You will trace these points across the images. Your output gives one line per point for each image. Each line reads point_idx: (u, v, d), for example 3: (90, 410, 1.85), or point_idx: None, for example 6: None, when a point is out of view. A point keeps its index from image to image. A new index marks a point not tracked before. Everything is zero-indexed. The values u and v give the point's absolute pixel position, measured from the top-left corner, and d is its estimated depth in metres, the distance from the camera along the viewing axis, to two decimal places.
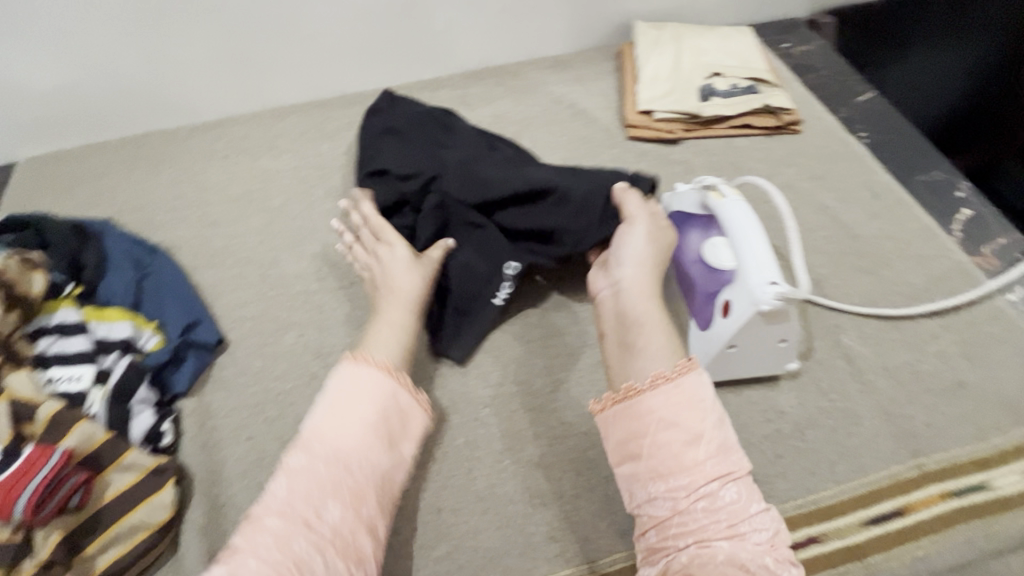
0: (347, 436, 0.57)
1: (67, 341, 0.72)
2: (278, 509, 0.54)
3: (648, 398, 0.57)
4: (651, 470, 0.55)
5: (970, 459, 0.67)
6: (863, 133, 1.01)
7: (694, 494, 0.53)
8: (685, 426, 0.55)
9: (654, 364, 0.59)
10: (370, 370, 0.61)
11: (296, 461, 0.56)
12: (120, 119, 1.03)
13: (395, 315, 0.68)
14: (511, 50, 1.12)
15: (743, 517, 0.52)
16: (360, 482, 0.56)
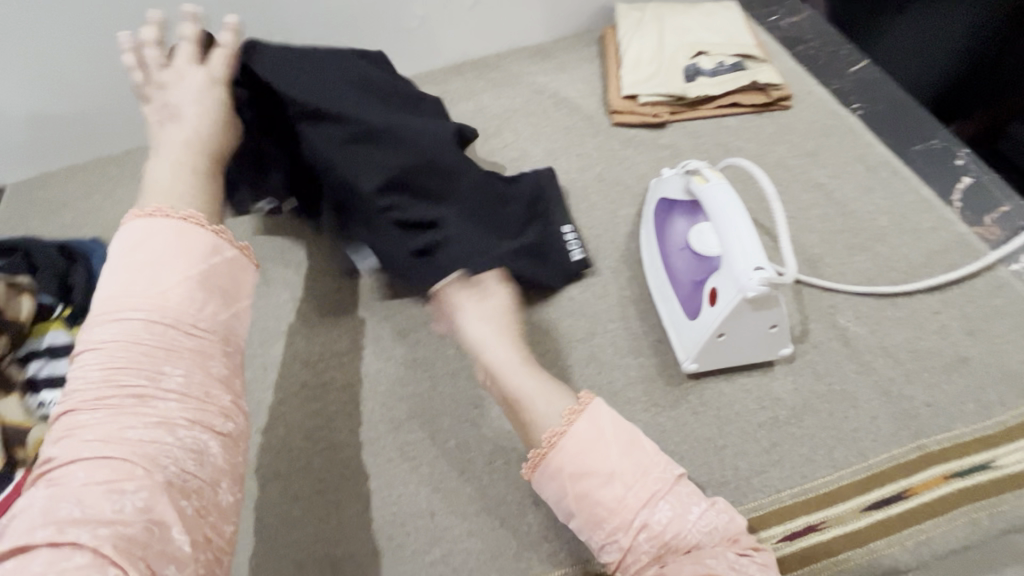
0: (160, 290, 0.52)
1: (59, 363, 0.72)
2: (93, 403, 0.47)
3: (553, 456, 0.53)
4: (587, 519, 0.51)
5: (974, 438, 0.65)
6: (856, 104, 0.98)
7: (631, 529, 0.48)
8: (602, 468, 0.51)
9: (549, 421, 0.56)
10: (165, 222, 0.56)
11: (109, 333, 0.50)
12: (103, 137, 1.03)
13: (217, 207, 0.63)
14: (490, 40, 1.09)
15: (686, 530, 0.48)
16: (193, 342, 0.52)
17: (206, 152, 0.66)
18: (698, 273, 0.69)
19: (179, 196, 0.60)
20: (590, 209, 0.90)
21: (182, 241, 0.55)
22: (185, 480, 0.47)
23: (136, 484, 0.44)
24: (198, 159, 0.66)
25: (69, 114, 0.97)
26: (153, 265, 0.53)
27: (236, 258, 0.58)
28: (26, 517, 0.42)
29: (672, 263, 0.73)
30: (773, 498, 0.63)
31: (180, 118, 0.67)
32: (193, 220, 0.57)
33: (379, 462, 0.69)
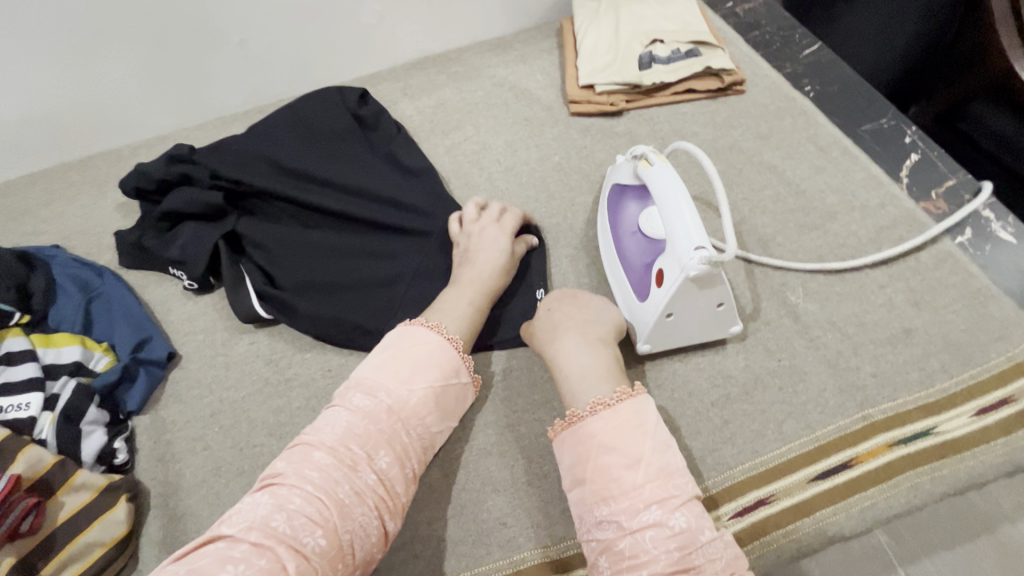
0: (411, 389, 0.60)
1: (16, 368, 0.72)
2: (330, 443, 0.54)
3: (591, 424, 0.57)
4: (596, 493, 0.54)
5: (918, 406, 0.67)
6: (809, 87, 0.99)
7: (638, 522, 0.51)
8: (630, 452, 0.54)
9: (589, 394, 0.61)
10: (437, 336, 0.64)
11: (359, 404, 0.57)
12: (59, 145, 1.02)
13: (472, 285, 0.72)
14: (448, 36, 1.10)
15: (693, 545, 0.50)
16: (408, 446, 0.58)
17: (490, 293, 0.73)
18: (648, 256, 0.71)
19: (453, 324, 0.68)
20: (549, 198, 0.91)
21: (440, 352, 0.63)
22: (349, 553, 0.50)
23: (325, 528, 0.49)
24: (477, 295, 0.71)
25: (24, 122, 0.96)
26: (416, 363, 0.61)
27: (468, 384, 0.65)
28: (245, 513, 0.49)
29: (624, 246, 0.74)
30: (724, 475, 0.64)
31: (474, 260, 0.74)
32: (466, 359, 0.66)
33: None
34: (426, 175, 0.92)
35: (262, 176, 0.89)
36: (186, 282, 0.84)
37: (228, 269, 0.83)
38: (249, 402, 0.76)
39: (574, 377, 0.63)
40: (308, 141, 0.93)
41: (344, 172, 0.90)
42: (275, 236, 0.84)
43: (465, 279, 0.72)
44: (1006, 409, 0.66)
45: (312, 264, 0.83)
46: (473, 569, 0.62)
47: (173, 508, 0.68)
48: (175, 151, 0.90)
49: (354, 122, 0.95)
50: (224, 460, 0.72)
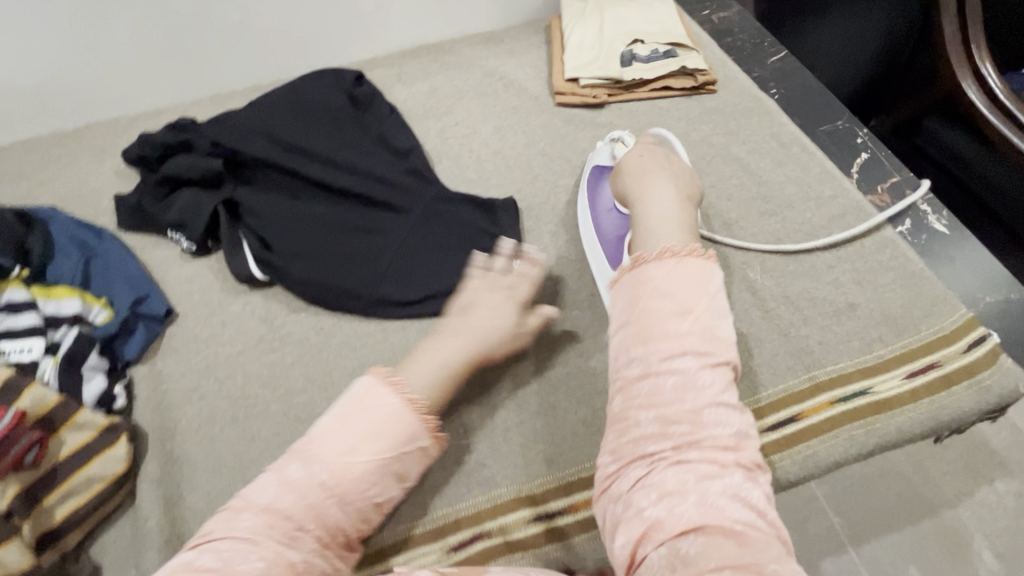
0: (354, 458, 0.57)
1: (19, 318, 0.75)
2: (262, 505, 0.55)
3: (653, 271, 0.57)
4: (636, 335, 0.55)
5: (857, 369, 0.75)
6: (774, 90, 1.08)
7: (671, 366, 0.53)
8: (685, 307, 0.55)
9: (664, 240, 0.61)
10: (398, 400, 0.61)
11: (295, 472, 0.57)
12: (57, 113, 1.05)
13: (457, 343, 0.69)
14: (442, 28, 1.16)
15: (710, 412, 0.51)
16: (345, 514, 0.58)
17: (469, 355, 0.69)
18: (621, 229, 0.77)
19: (419, 381, 0.65)
20: (533, 180, 0.98)
21: (389, 416, 0.60)
22: None
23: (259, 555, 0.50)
24: (456, 356, 0.68)
25: (26, 87, 0.99)
26: (368, 432, 0.59)
27: (425, 450, 0.62)
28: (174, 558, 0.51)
29: (602, 220, 0.81)
30: None
31: (473, 312, 0.71)
32: (429, 426, 0.62)
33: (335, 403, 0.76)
34: (415, 154, 0.97)
35: (260, 147, 0.93)
36: (184, 244, 0.88)
37: (228, 236, 0.87)
38: (244, 356, 0.80)
39: (653, 209, 0.66)
40: (304, 117, 0.97)
41: (339, 149, 0.95)
42: (269, 204, 0.89)
43: (452, 334, 0.69)
44: (933, 373, 0.74)
45: (304, 231, 0.87)
46: (455, 505, 0.68)
47: (170, 450, 0.72)
48: (176, 122, 0.94)
49: (350, 102, 1.00)
50: (219, 408, 0.75)
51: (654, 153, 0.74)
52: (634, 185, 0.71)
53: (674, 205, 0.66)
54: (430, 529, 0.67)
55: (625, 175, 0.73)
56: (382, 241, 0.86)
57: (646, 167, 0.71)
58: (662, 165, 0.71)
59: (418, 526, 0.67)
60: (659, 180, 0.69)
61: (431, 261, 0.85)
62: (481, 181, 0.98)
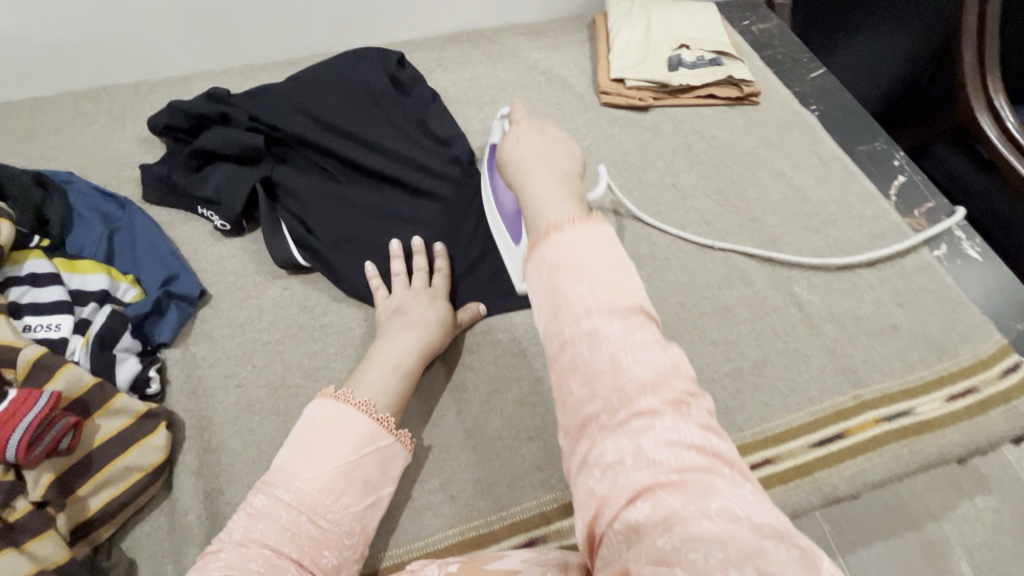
0: (315, 472, 0.56)
1: (43, 291, 0.70)
2: (236, 541, 0.53)
3: (544, 245, 0.42)
4: (547, 310, 0.40)
5: (900, 389, 0.76)
6: (814, 107, 1.10)
7: (580, 339, 0.38)
8: (581, 269, 0.40)
9: (547, 212, 0.44)
10: (346, 406, 0.61)
11: (259, 503, 0.55)
12: (73, 71, 0.98)
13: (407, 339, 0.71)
14: (485, 15, 1.14)
15: (630, 354, 0.37)
16: (323, 530, 0.56)
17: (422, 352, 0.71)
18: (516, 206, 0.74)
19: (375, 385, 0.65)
20: None
21: (346, 425, 0.59)
22: None
23: None
24: (407, 355, 0.70)
25: (43, 40, 0.92)
26: (322, 442, 0.58)
27: (387, 450, 0.61)
28: None
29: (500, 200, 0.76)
30: (736, 435, 0.72)
31: (409, 314, 0.73)
32: (386, 424, 0.62)
33: None
34: (459, 143, 0.94)
35: (299, 124, 0.89)
36: (217, 223, 0.83)
37: (265, 216, 0.83)
38: (282, 344, 0.76)
39: (542, 191, 0.46)
40: (345, 95, 0.93)
41: (382, 132, 0.92)
42: (309, 186, 0.85)
43: (399, 334, 0.71)
44: (972, 397, 0.76)
45: (346, 217, 0.83)
46: (509, 509, 0.66)
47: (208, 440, 0.68)
48: (212, 92, 0.90)
49: (394, 84, 0.96)
50: (259, 398, 0.72)
51: (535, 133, 0.51)
52: (520, 176, 0.48)
53: (554, 175, 0.47)
54: (483, 533, 0.65)
55: (507, 164, 0.50)
56: (426, 231, 0.83)
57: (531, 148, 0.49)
58: (547, 139, 0.50)
59: (471, 530, 0.65)
60: (540, 158, 0.49)
61: (480, 256, 0.82)
62: None
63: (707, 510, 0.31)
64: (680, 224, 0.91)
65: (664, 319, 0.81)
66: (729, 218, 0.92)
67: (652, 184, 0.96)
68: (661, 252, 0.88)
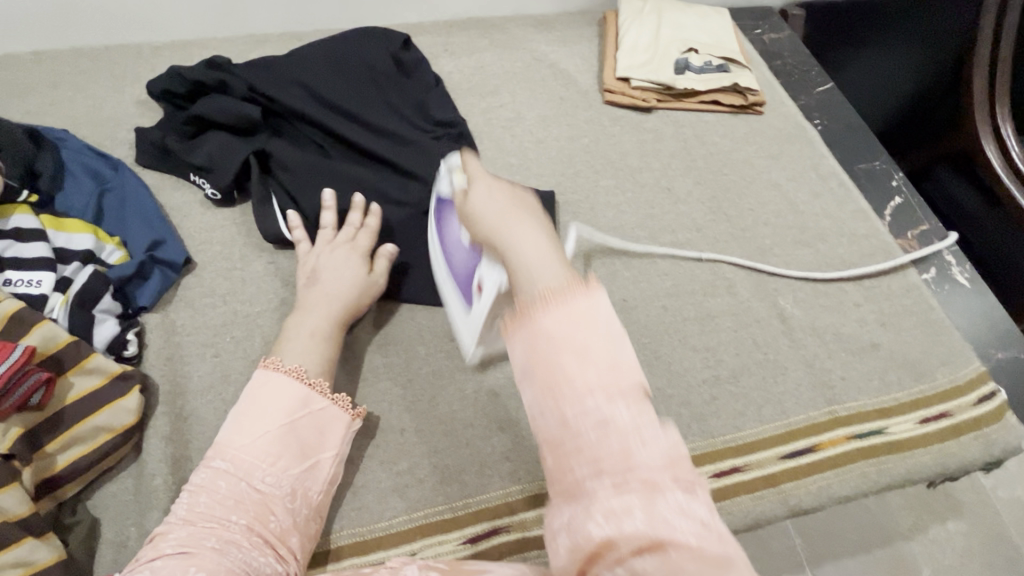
0: (250, 439, 0.59)
1: (26, 246, 0.70)
2: (182, 518, 0.55)
3: (540, 315, 0.40)
4: (545, 389, 0.39)
5: (875, 409, 0.76)
6: (818, 121, 1.09)
7: (583, 418, 0.38)
8: (582, 347, 0.39)
9: (538, 278, 0.43)
10: (275, 374, 0.64)
11: (199, 478, 0.57)
12: (76, 27, 0.97)
13: (326, 307, 0.72)
14: (495, 4, 1.13)
15: (643, 445, 0.37)
16: (266, 494, 0.58)
17: (341, 314, 0.72)
18: (466, 261, 0.67)
19: (299, 351, 0.67)
20: (574, 175, 0.95)
21: (280, 392, 0.62)
22: None
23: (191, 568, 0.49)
24: (324, 320, 0.71)
25: None
26: (258, 410, 0.61)
27: (323, 413, 0.64)
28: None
29: (453, 256, 0.70)
30: (706, 441, 0.72)
31: (323, 278, 0.74)
32: (317, 387, 0.65)
33: (355, 377, 0.73)
34: (457, 128, 0.94)
35: (297, 98, 0.89)
36: (208, 191, 0.83)
37: (256, 188, 0.82)
38: (262, 317, 0.76)
39: (527, 251, 0.46)
40: (346, 72, 0.92)
41: (380, 112, 0.91)
42: (299, 160, 0.84)
43: (316, 300, 0.72)
44: (945, 420, 0.76)
45: (335, 195, 0.83)
46: (474, 497, 0.67)
47: (180, 408, 0.68)
48: (213, 59, 0.89)
49: (397, 64, 0.96)
50: (234, 370, 0.72)
51: (501, 189, 0.54)
52: (485, 226, 0.51)
53: (531, 225, 0.50)
54: (446, 518, 0.65)
55: (474, 220, 0.53)
56: (414, 215, 0.83)
57: (497, 208, 0.52)
58: (513, 203, 0.52)
59: (433, 515, 0.65)
60: (512, 210, 0.51)
61: None
62: (522, 167, 0.96)
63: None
64: (670, 229, 0.91)
65: (646, 320, 0.81)
66: (721, 226, 0.92)
67: (647, 186, 0.96)
68: (649, 256, 0.88)
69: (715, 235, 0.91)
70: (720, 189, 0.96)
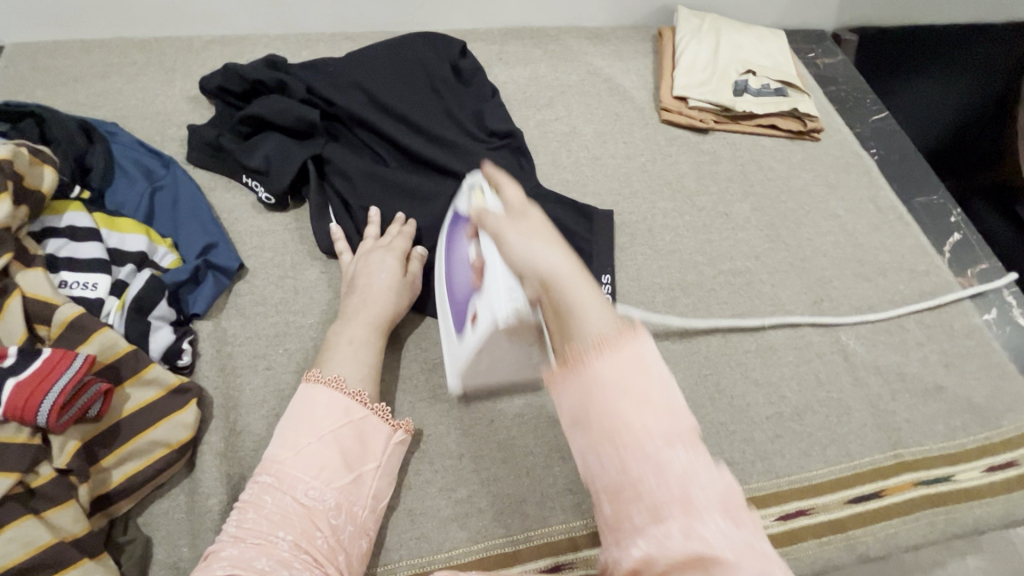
0: (294, 452, 0.56)
1: (80, 246, 0.67)
2: (233, 537, 0.52)
3: (593, 365, 0.36)
4: (597, 438, 0.36)
5: (941, 454, 0.74)
6: (874, 150, 1.07)
7: (637, 462, 0.34)
8: (640, 391, 0.35)
9: (590, 321, 0.38)
10: (315, 384, 0.61)
11: (246, 495, 0.55)
12: (129, 18, 0.95)
13: (364, 315, 0.69)
14: (550, 15, 1.11)
15: (698, 485, 0.34)
16: (311, 509, 0.54)
17: (378, 322, 0.69)
18: (469, 286, 0.64)
19: (341, 362, 0.64)
20: (631, 195, 0.93)
21: (321, 402, 0.60)
22: None
23: None
24: (364, 328, 0.68)
25: None
26: (300, 422, 0.58)
27: (364, 422, 0.61)
28: None
29: (455, 272, 0.67)
30: (771, 481, 0.70)
31: (362, 284, 0.72)
32: (358, 396, 0.62)
33: (412, 397, 0.71)
34: (513, 137, 0.90)
35: (353, 100, 0.86)
36: (262, 195, 0.81)
37: (312, 196, 0.80)
38: (317, 329, 0.74)
39: (578, 288, 0.40)
40: (403, 75, 0.90)
41: (436, 117, 0.89)
42: (356, 166, 0.82)
43: (354, 307, 0.70)
44: (1011, 469, 0.75)
45: (392, 205, 0.81)
46: (536, 529, 0.64)
47: (234, 421, 0.66)
48: (269, 58, 0.87)
49: (454, 68, 0.93)
50: (288, 383, 0.69)
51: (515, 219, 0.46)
52: (514, 254, 0.44)
53: (573, 261, 0.42)
54: (508, 552, 0.63)
55: (504, 242, 0.45)
56: None
57: (538, 228, 0.45)
58: (548, 238, 0.44)
59: (495, 547, 0.63)
60: (546, 236, 0.44)
61: None
62: (578, 184, 0.93)
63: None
64: (729, 255, 0.89)
65: (707, 351, 0.79)
66: (780, 255, 0.90)
67: (705, 210, 0.93)
68: (707, 284, 0.86)
69: (774, 265, 0.89)
70: (778, 217, 0.94)
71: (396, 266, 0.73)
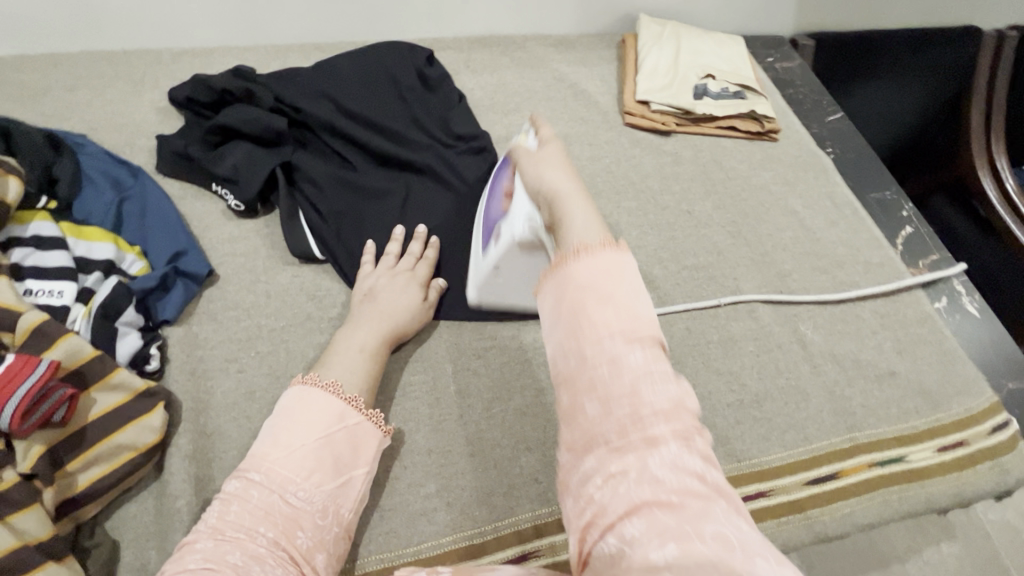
0: (285, 452, 0.57)
1: (47, 255, 0.68)
2: (211, 529, 0.52)
3: (572, 262, 0.41)
4: (568, 329, 0.39)
5: (894, 436, 0.77)
6: (830, 149, 1.12)
7: (596, 359, 0.37)
8: (608, 291, 0.39)
9: (578, 232, 0.43)
10: (315, 388, 0.62)
11: (231, 487, 0.55)
12: (97, 32, 0.96)
13: (380, 332, 0.71)
14: (516, 24, 1.14)
15: (649, 384, 0.36)
16: (296, 510, 0.55)
17: (388, 338, 0.71)
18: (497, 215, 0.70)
19: (348, 374, 0.65)
20: (596, 195, 0.96)
21: (316, 405, 0.60)
22: None
23: None
24: (374, 342, 0.70)
25: None
26: (295, 424, 0.59)
27: (357, 427, 0.61)
28: None
29: (489, 203, 0.73)
30: (732, 466, 0.72)
31: (380, 299, 0.73)
32: (355, 403, 0.62)
33: (381, 396, 0.72)
34: (481, 137, 0.92)
35: (322, 108, 0.88)
36: (231, 202, 0.82)
37: (282, 202, 0.82)
38: (288, 332, 0.75)
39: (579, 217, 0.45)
40: (371, 83, 0.92)
41: (404, 123, 0.91)
42: (325, 172, 0.84)
43: (368, 321, 0.71)
44: (961, 449, 0.78)
45: (361, 209, 0.82)
46: (503, 520, 0.66)
47: (203, 424, 0.67)
48: (238, 70, 0.89)
49: (422, 72, 0.94)
50: (258, 385, 0.70)
51: (552, 155, 0.55)
52: (532, 174, 0.54)
53: (578, 185, 0.50)
54: (477, 543, 0.64)
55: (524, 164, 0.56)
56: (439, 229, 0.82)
57: (554, 156, 0.55)
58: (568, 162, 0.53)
59: (464, 539, 0.64)
60: (560, 166, 0.53)
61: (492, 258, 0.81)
62: None
63: (701, 531, 0.31)
64: (691, 251, 0.92)
65: (671, 343, 0.82)
66: (740, 250, 0.93)
67: (668, 209, 0.97)
68: (671, 279, 0.88)
69: (734, 260, 0.92)
70: (738, 215, 0.97)
71: (415, 293, 0.75)
